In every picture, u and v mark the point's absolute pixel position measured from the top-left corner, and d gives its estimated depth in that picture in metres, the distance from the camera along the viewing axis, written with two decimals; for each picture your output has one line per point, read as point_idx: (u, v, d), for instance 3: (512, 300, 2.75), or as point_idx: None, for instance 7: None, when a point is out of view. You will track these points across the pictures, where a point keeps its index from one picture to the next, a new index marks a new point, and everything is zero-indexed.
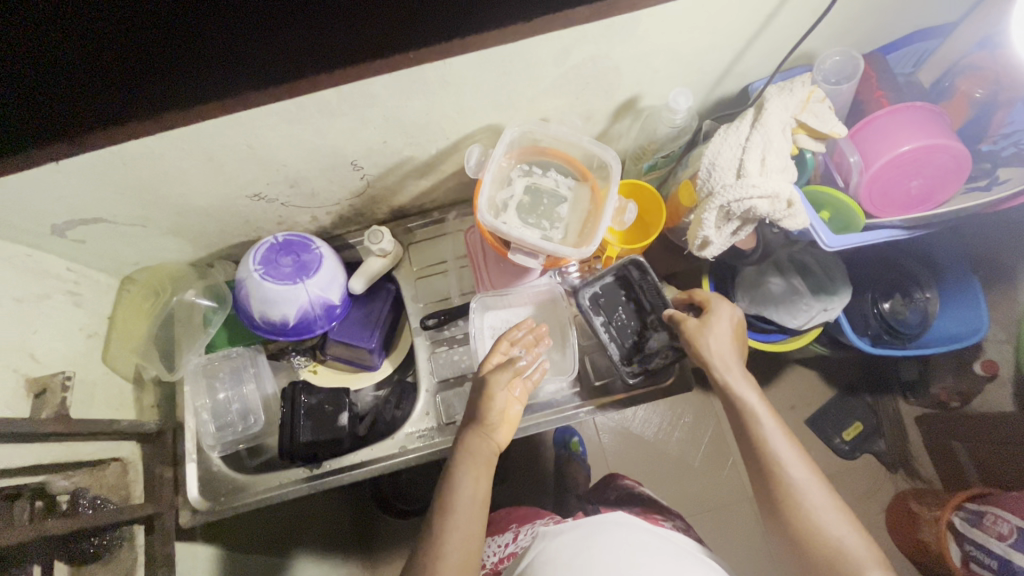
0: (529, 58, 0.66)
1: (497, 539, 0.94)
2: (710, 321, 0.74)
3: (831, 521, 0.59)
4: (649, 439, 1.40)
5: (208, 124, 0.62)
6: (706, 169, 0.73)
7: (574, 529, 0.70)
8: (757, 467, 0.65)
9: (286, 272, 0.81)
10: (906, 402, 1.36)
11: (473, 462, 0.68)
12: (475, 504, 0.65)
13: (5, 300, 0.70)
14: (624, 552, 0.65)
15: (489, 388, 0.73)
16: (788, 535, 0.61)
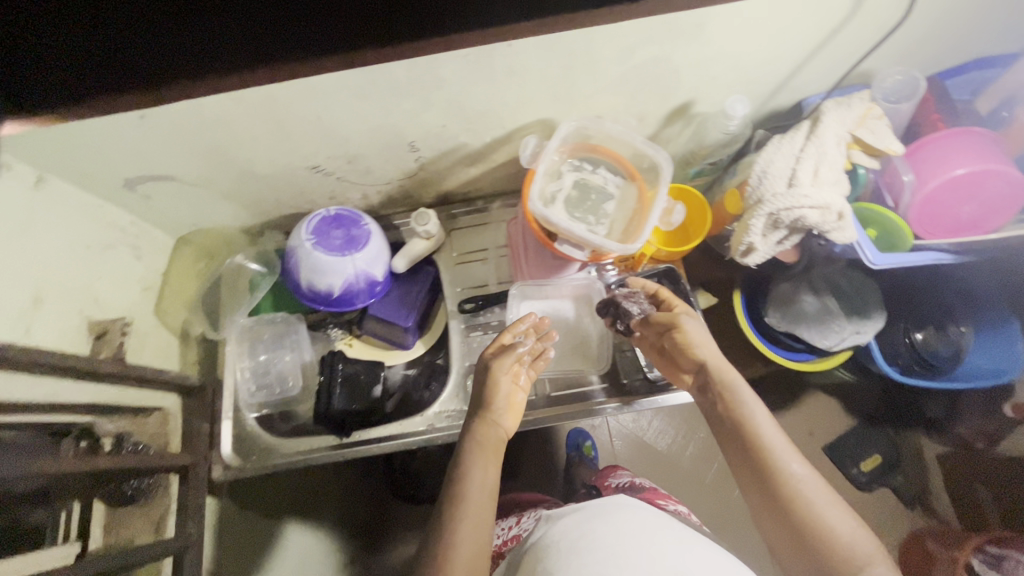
0: (593, 53, 0.68)
1: (502, 524, 0.96)
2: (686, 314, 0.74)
3: (833, 516, 0.57)
4: (662, 450, 1.40)
5: (280, 91, 0.65)
6: (757, 177, 0.74)
7: (578, 513, 0.74)
8: (750, 463, 0.63)
9: (336, 245, 0.85)
10: (930, 439, 1.33)
11: (483, 450, 0.68)
12: (486, 494, 0.65)
13: (77, 245, 0.74)
14: (630, 530, 0.67)
15: (496, 374, 0.74)
16: (788, 532, 0.58)
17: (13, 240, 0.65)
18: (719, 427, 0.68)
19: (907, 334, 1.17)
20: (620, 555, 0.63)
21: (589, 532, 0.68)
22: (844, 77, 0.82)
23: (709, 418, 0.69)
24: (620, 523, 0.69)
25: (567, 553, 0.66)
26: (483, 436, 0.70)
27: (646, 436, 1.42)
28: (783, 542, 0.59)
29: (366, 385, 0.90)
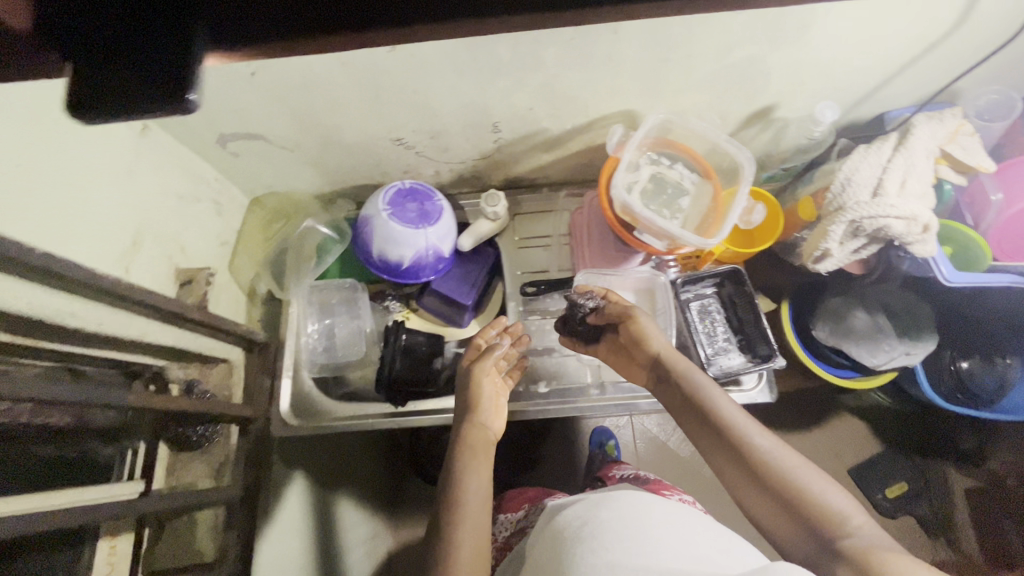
0: (693, 46, 0.69)
1: (510, 516, 1.02)
2: (646, 324, 0.80)
3: (813, 481, 0.62)
4: (684, 456, 1.41)
5: (389, 62, 0.67)
6: (841, 183, 0.73)
7: (582, 502, 0.77)
8: (728, 450, 0.67)
9: (410, 217, 0.86)
10: (957, 471, 1.32)
11: (476, 451, 0.72)
12: (482, 496, 0.68)
13: (172, 195, 0.77)
14: (629, 515, 0.70)
15: (478, 377, 0.79)
16: (775, 501, 0.63)
17: (120, 184, 0.68)
18: (692, 427, 0.72)
19: (954, 361, 1.15)
20: (630, 534, 0.66)
21: (593, 520, 0.71)
22: (937, 93, 0.81)
23: (678, 417, 0.74)
24: (621, 510, 0.72)
25: (576, 541, 0.68)
26: (471, 437, 0.74)
27: (671, 440, 1.43)
28: (773, 514, 0.63)
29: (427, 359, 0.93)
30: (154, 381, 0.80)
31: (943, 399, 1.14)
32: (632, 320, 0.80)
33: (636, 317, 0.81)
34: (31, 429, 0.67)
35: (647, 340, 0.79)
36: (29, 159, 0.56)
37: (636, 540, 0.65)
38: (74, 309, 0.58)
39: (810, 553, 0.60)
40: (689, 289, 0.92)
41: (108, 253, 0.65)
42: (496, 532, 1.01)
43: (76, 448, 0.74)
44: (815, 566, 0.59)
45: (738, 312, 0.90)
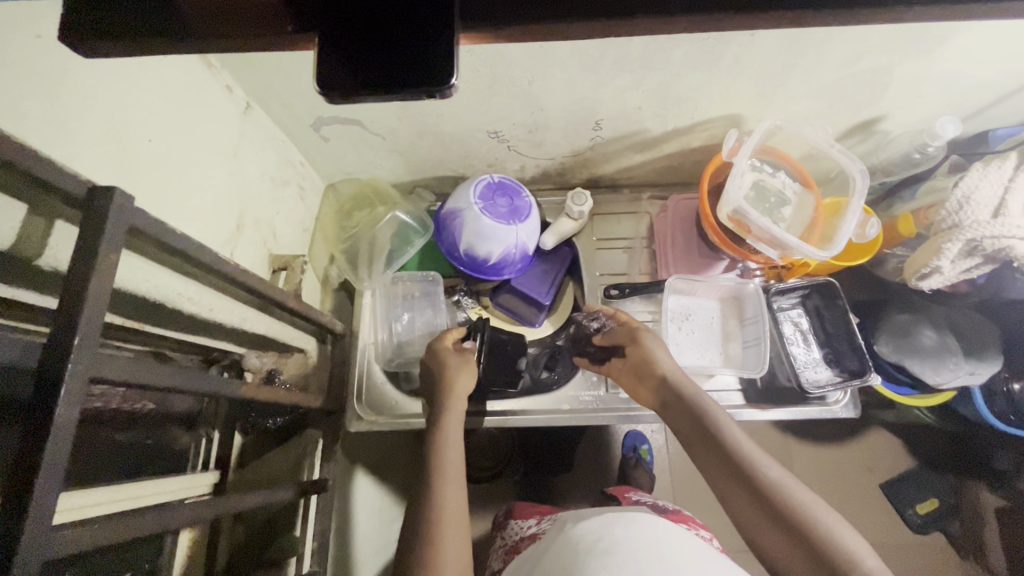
0: (826, 54, 0.67)
1: (522, 521, 1.01)
2: (652, 342, 0.77)
3: (821, 516, 0.57)
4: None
5: (513, 53, 0.65)
6: (957, 202, 0.72)
7: (600, 518, 0.77)
8: (733, 477, 0.62)
9: (501, 213, 0.84)
10: None
11: (451, 424, 0.73)
12: (458, 457, 0.69)
13: (266, 178, 0.75)
14: (645, 538, 0.71)
15: (462, 362, 0.79)
16: (781, 533, 0.57)
17: (227, 164, 0.65)
18: (694, 451, 0.67)
19: (1006, 382, 1.09)
20: (646, 558, 0.66)
21: (608, 536, 0.71)
22: None
23: (682, 439, 0.69)
24: (636, 531, 0.72)
25: (589, 554, 0.69)
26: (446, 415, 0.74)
27: None
28: (782, 551, 0.57)
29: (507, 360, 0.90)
30: (232, 368, 0.76)
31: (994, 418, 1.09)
32: (638, 334, 0.79)
33: (643, 332, 0.79)
34: (120, 417, 0.64)
35: (648, 354, 0.76)
36: (156, 134, 0.53)
37: (651, 565, 0.65)
38: (191, 293, 0.55)
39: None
40: (781, 301, 0.89)
41: (217, 236, 0.63)
42: (506, 538, 1.00)
43: (159, 436, 0.70)
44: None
45: (827, 324, 0.88)
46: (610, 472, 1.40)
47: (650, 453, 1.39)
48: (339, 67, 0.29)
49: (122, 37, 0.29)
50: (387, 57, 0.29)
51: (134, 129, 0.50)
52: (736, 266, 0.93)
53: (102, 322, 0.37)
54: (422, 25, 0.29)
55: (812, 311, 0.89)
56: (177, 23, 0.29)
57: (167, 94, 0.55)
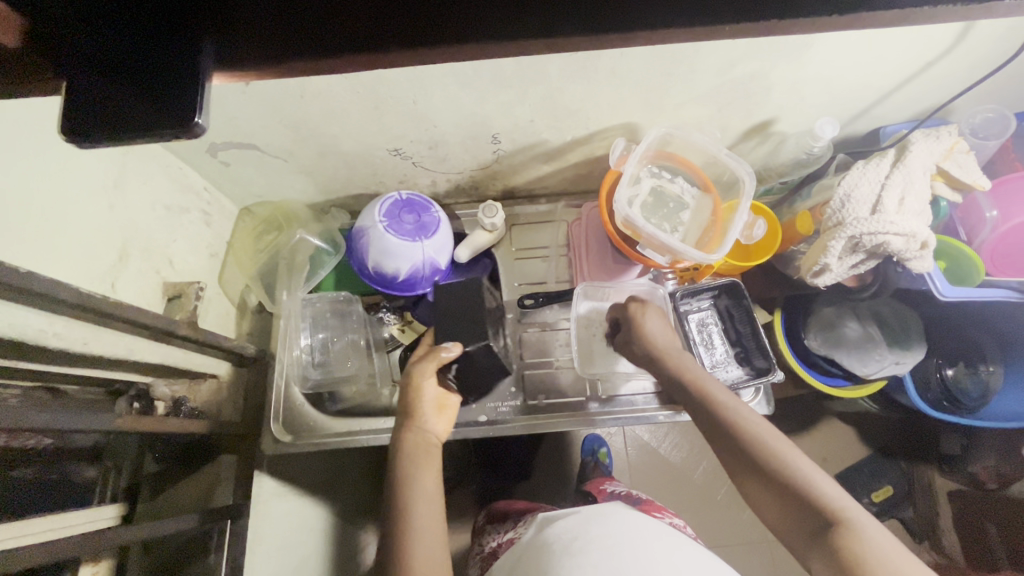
0: (696, 65, 0.69)
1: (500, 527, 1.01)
2: (647, 325, 0.80)
3: (802, 469, 0.60)
4: (675, 463, 1.40)
5: (387, 74, 0.66)
6: (839, 200, 0.74)
7: (576, 514, 0.78)
8: (726, 441, 0.66)
9: (407, 229, 0.85)
10: (940, 474, 1.30)
11: (414, 454, 0.72)
12: (428, 497, 0.68)
13: (160, 207, 0.75)
14: (620, 535, 0.71)
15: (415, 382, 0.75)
16: (770, 491, 0.61)
17: (105, 197, 0.65)
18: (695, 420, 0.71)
19: (939, 369, 1.11)
20: (620, 557, 0.67)
21: (582, 535, 0.72)
22: (933, 110, 0.82)
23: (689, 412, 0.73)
24: (612, 528, 0.72)
25: (563, 554, 0.69)
26: (412, 437, 0.74)
27: (663, 446, 1.41)
28: (773, 508, 0.61)
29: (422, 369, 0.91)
30: (141, 399, 0.76)
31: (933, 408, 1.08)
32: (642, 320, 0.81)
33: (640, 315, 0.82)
34: (8, 454, 0.62)
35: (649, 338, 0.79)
36: (9, 174, 0.53)
37: (627, 564, 0.66)
38: (58, 328, 0.55)
39: (804, 546, 0.57)
40: (689, 306, 0.91)
41: (93, 270, 0.63)
42: (489, 543, 0.99)
43: (58, 472, 0.69)
44: (809, 557, 0.56)
45: (737, 324, 0.89)
46: (568, 477, 1.40)
47: (609, 456, 1.38)
48: (92, 112, 0.30)
49: None
50: (138, 103, 0.30)
51: None
52: (649, 271, 0.95)
53: None
54: (169, 69, 0.30)
55: (721, 312, 0.91)
56: None
57: (27, 132, 0.55)
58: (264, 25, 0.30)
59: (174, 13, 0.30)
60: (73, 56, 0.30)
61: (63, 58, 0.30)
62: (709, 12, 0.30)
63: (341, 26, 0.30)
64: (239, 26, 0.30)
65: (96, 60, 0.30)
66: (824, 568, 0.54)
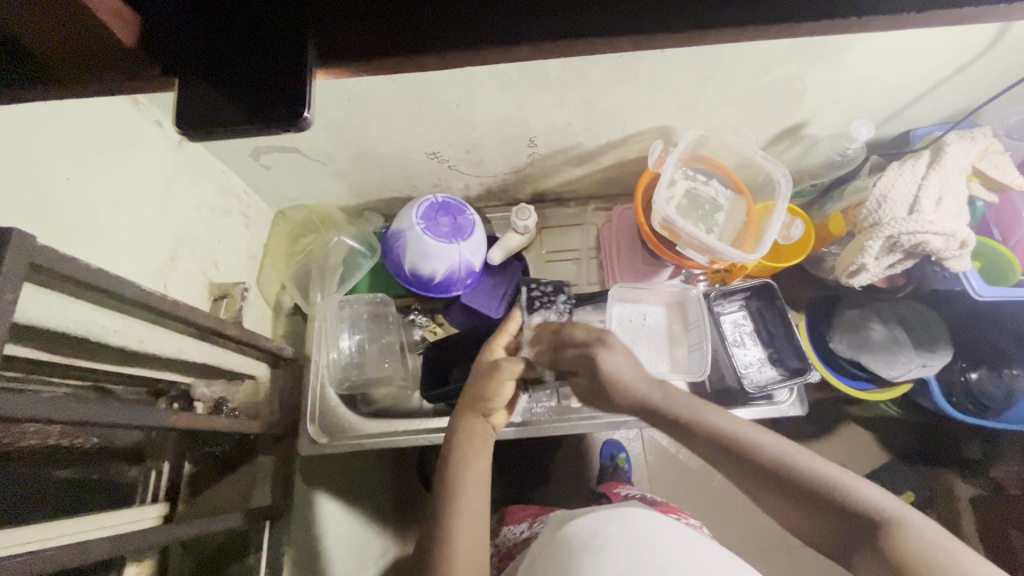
0: (736, 68, 0.70)
1: (513, 527, 1.00)
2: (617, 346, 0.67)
3: (826, 471, 0.57)
4: (694, 468, 1.39)
5: (433, 79, 0.67)
6: (876, 200, 0.74)
7: (595, 514, 0.77)
8: (741, 464, 0.59)
9: (444, 231, 0.86)
10: (962, 480, 1.29)
11: (472, 446, 0.69)
12: (479, 490, 0.66)
13: (205, 209, 0.76)
14: (641, 534, 0.71)
15: (495, 380, 0.72)
16: (795, 502, 0.57)
17: (157, 198, 0.66)
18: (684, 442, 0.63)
19: (963, 372, 1.11)
20: (640, 552, 0.67)
21: (603, 533, 0.72)
22: (964, 113, 0.83)
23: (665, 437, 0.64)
24: (632, 526, 0.72)
25: (583, 552, 0.69)
26: (476, 430, 0.71)
27: (683, 451, 1.41)
28: (800, 516, 0.57)
29: (444, 369, 0.94)
30: (179, 400, 0.76)
31: (957, 410, 1.07)
32: (596, 366, 0.65)
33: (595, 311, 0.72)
34: (57, 452, 0.63)
35: (610, 385, 0.64)
36: (75, 172, 0.54)
37: (647, 559, 0.66)
38: (118, 326, 0.56)
39: (846, 544, 0.55)
40: (721, 304, 0.91)
41: (145, 269, 0.64)
42: (499, 544, 0.98)
43: (102, 471, 0.69)
44: (854, 556, 0.55)
45: (769, 325, 0.90)
46: (587, 481, 1.39)
47: (628, 461, 1.37)
48: (197, 108, 0.31)
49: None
50: (245, 97, 0.31)
51: (49, 170, 0.51)
52: (680, 273, 0.95)
53: None
54: (273, 65, 0.31)
55: (752, 313, 0.91)
56: (41, 74, 0.30)
57: (90, 133, 0.56)
58: (368, 23, 0.31)
59: (276, 7, 0.31)
60: (186, 51, 0.31)
61: (167, 52, 0.31)
62: (790, 11, 0.31)
63: (438, 26, 0.31)
64: (343, 23, 0.31)
65: (208, 58, 0.31)
66: (876, 570, 0.52)
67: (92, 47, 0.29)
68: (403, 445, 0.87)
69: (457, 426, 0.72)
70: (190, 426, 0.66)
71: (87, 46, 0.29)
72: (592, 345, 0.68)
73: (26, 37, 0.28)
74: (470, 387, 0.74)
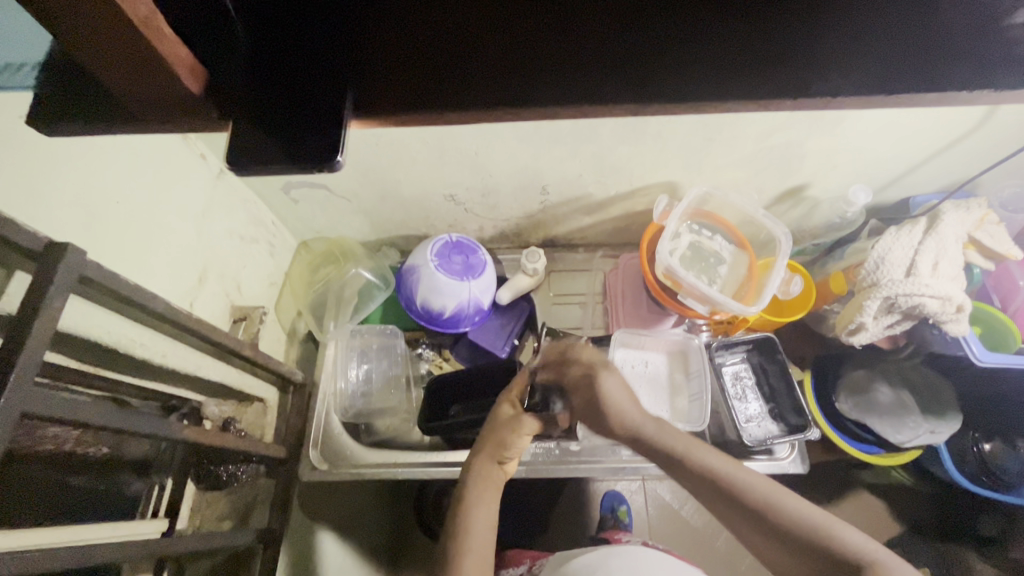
0: (736, 132, 0.75)
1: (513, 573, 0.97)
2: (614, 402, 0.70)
3: (809, 512, 0.57)
4: (696, 525, 1.35)
5: (455, 130, 0.73)
6: (874, 262, 0.77)
7: (596, 551, 0.77)
8: (716, 493, 0.61)
9: (456, 269, 0.90)
10: (979, 557, 1.23)
11: (484, 491, 0.70)
12: (488, 533, 0.67)
13: (234, 236, 0.81)
14: (639, 569, 0.71)
15: (517, 431, 0.74)
16: (777, 539, 0.57)
17: (193, 224, 0.71)
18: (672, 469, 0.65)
19: (975, 442, 1.06)
20: None
21: (604, 569, 0.72)
22: (961, 183, 0.86)
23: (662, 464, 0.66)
24: (632, 562, 0.72)
25: None
26: (489, 475, 0.72)
27: (686, 507, 1.37)
28: (790, 560, 0.57)
29: (445, 401, 0.97)
30: (191, 416, 0.78)
31: (967, 480, 1.03)
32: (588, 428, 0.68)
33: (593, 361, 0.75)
34: (72, 460, 0.65)
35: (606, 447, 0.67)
36: (124, 197, 0.60)
37: None
38: (144, 339, 0.60)
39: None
40: (723, 357, 0.93)
41: (175, 288, 0.69)
42: None
43: (111, 481, 0.71)
44: None
45: (770, 380, 0.91)
46: (587, 532, 1.36)
47: (629, 514, 1.34)
48: (246, 146, 0.36)
49: (90, 125, 0.37)
50: (281, 134, 0.36)
51: (105, 192, 0.57)
52: (683, 322, 0.98)
53: (42, 360, 0.42)
54: (316, 107, 0.36)
55: (756, 369, 0.92)
56: (123, 115, 0.36)
57: (141, 162, 0.62)
58: (400, 87, 0.36)
59: (323, 70, 0.36)
60: (241, 99, 0.36)
61: (226, 102, 0.36)
62: (777, 89, 0.35)
63: (457, 91, 0.36)
64: (376, 83, 0.36)
65: (256, 101, 0.36)
66: None
67: (164, 93, 0.34)
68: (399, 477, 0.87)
69: (470, 468, 0.73)
70: (199, 441, 0.68)
71: (156, 87, 0.34)
72: (596, 367, 0.74)
73: (122, 86, 0.34)
74: (487, 437, 0.76)
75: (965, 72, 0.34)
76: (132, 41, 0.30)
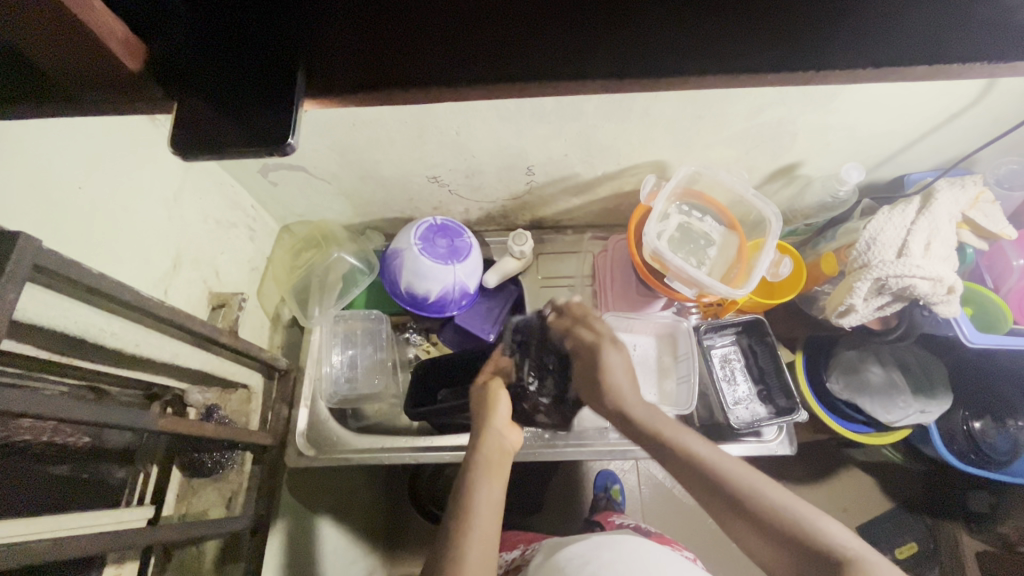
0: (725, 109, 0.72)
1: (503, 553, 0.97)
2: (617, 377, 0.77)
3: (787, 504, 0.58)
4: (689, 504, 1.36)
5: (434, 109, 0.71)
6: (865, 242, 0.75)
7: (587, 541, 0.76)
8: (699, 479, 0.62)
9: (441, 253, 0.88)
10: (967, 532, 1.23)
11: (489, 469, 0.70)
12: (494, 508, 0.65)
13: (211, 220, 0.79)
14: (631, 562, 0.70)
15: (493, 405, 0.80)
16: (759, 529, 0.58)
17: (165, 208, 0.69)
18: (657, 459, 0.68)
19: (966, 421, 1.04)
20: None
21: (595, 560, 0.71)
22: (958, 161, 0.84)
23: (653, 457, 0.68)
24: (624, 554, 0.72)
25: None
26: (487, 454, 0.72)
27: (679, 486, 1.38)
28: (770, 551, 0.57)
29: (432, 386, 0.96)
30: (175, 404, 0.77)
31: (955, 458, 1.02)
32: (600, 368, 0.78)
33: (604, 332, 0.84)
34: (51, 450, 0.64)
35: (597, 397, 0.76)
36: (87, 181, 0.58)
37: None
38: (115, 328, 0.59)
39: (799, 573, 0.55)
40: (712, 339, 0.91)
41: (148, 275, 0.67)
42: None
43: (94, 470, 0.71)
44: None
45: (759, 362, 0.90)
46: (580, 512, 1.36)
47: (622, 494, 1.34)
48: (196, 129, 0.34)
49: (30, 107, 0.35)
50: (231, 114, 0.34)
51: (65, 176, 0.55)
52: (673, 305, 0.96)
53: None
54: (266, 85, 0.33)
55: (745, 351, 0.91)
56: (63, 95, 0.34)
57: (106, 144, 0.60)
58: (354, 63, 0.34)
59: (273, 46, 0.34)
60: (187, 77, 0.34)
61: (169, 80, 0.34)
62: (754, 65, 0.33)
63: (417, 66, 0.34)
64: (329, 59, 0.34)
65: (202, 80, 0.34)
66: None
67: (103, 74, 0.32)
68: (387, 462, 0.87)
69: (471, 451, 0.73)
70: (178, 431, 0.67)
71: (93, 66, 0.32)
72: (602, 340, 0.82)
73: (57, 63, 0.32)
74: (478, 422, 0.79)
75: (959, 44, 0.32)
76: (55, 13, 0.28)
